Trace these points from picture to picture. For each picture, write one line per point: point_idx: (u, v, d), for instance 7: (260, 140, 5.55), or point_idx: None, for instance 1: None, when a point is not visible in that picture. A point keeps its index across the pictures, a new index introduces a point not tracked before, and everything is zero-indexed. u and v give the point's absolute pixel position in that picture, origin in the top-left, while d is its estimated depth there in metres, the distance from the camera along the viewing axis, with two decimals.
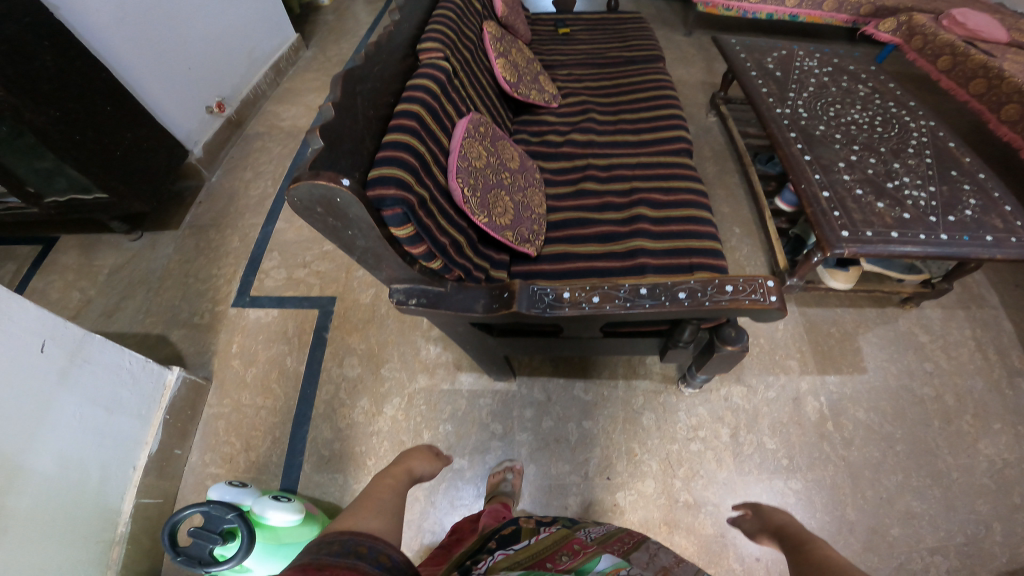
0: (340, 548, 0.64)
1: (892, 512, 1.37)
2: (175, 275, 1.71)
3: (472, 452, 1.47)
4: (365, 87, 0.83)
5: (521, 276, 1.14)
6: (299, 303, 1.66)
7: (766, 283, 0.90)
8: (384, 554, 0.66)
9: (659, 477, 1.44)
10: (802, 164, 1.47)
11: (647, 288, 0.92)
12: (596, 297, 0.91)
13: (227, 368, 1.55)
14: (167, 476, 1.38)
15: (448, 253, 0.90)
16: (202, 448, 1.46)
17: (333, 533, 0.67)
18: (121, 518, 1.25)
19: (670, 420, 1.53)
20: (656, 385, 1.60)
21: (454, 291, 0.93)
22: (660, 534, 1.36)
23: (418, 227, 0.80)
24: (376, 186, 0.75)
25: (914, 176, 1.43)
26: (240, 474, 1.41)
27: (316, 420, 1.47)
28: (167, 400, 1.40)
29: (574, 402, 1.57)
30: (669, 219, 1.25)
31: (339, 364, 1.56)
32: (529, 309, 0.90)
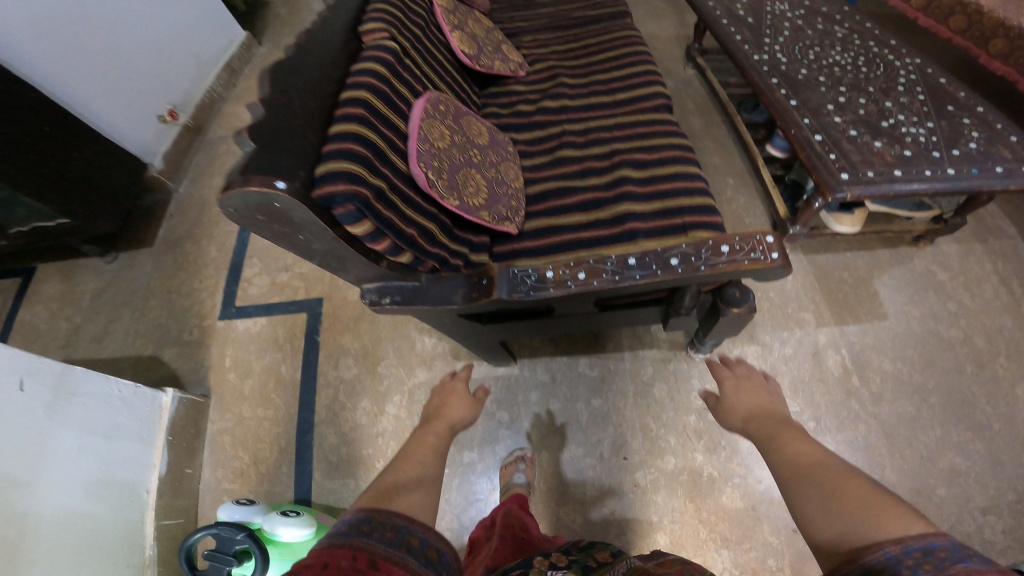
0: (387, 532, 0.68)
1: (928, 470, 1.33)
2: (159, 292, 1.66)
3: (480, 445, 1.47)
4: (299, 78, 0.78)
5: (503, 259, 1.11)
6: (286, 308, 1.60)
7: (764, 240, 0.83)
8: (430, 549, 0.70)
9: (679, 452, 1.43)
10: (789, 109, 1.39)
11: (635, 260, 0.84)
12: (581, 274, 0.85)
13: (224, 382, 1.51)
14: (183, 496, 1.34)
15: (419, 244, 0.84)
16: (212, 463, 1.43)
17: (387, 513, 0.71)
18: (146, 542, 1.22)
19: (683, 389, 1.50)
20: (664, 353, 1.56)
21: (432, 283, 0.88)
22: (688, 510, 1.36)
23: (378, 222, 0.75)
24: (324, 183, 0.70)
25: (909, 113, 1.33)
26: (253, 488, 1.38)
27: (319, 427, 1.43)
28: (168, 421, 1.36)
29: (581, 380, 1.55)
30: (656, 177, 1.18)
31: (336, 366, 1.51)
32: (512, 295, 0.84)
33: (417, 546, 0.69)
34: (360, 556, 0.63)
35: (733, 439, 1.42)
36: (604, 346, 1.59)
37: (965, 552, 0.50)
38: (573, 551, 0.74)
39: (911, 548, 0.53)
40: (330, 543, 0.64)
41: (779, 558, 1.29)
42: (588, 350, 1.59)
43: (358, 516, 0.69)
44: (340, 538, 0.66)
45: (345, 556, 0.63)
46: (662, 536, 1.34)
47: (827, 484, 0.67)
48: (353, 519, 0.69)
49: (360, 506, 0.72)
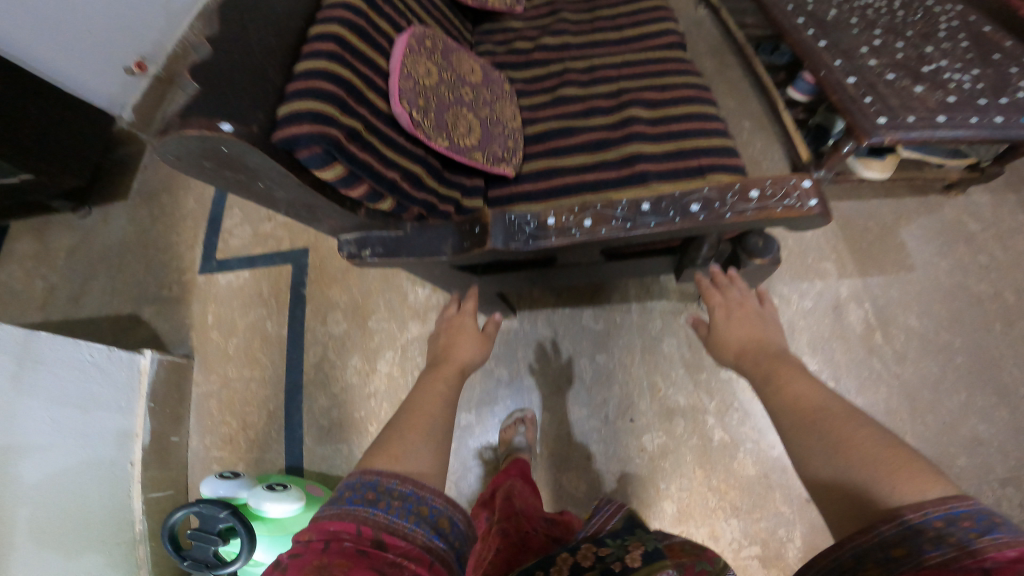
0: (393, 501, 0.64)
1: (949, 438, 1.27)
2: (134, 247, 1.56)
3: (478, 406, 1.41)
4: (255, 12, 0.66)
5: (501, 201, 1.03)
6: (270, 259, 1.47)
7: (801, 184, 0.72)
8: (441, 516, 0.67)
9: (689, 415, 1.36)
10: (818, 52, 1.26)
11: (648, 206, 0.74)
12: (587, 222, 0.75)
13: (207, 342, 1.42)
14: (171, 466, 1.30)
15: (403, 189, 0.74)
16: (200, 431, 1.37)
17: (393, 478, 0.66)
18: (135, 517, 1.18)
19: (695, 344, 1.41)
20: (674, 305, 1.45)
21: (420, 230, 0.78)
22: (698, 476, 1.32)
23: (351, 166, 0.66)
24: (286, 124, 0.61)
25: (952, 60, 1.18)
26: (243, 455, 1.33)
27: (309, 388, 1.36)
28: (148, 386, 1.29)
29: (584, 333, 1.46)
30: (669, 118, 1.06)
31: (324, 322, 1.40)
32: (510, 246, 0.75)
33: (427, 515, 0.65)
34: (365, 532, 0.60)
35: (747, 401, 1.35)
36: (608, 296, 1.49)
37: (991, 522, 0.47)
38: (610, 543, 0.66)
39: (932, 515, 0.48)
40: (334, 517, 0.62)
41: (788, 528, 1.26)
42: (593, 300, 1.48)
43: (364, 482, 0.66)
44: (343, 509, 0.63)
45: (348, 532, 0.60)
46: (669, 504, 1.30)
47: (832, 430, 0.60)
48: (359, 485, 0.66)
49: (367, 469, 0.68)
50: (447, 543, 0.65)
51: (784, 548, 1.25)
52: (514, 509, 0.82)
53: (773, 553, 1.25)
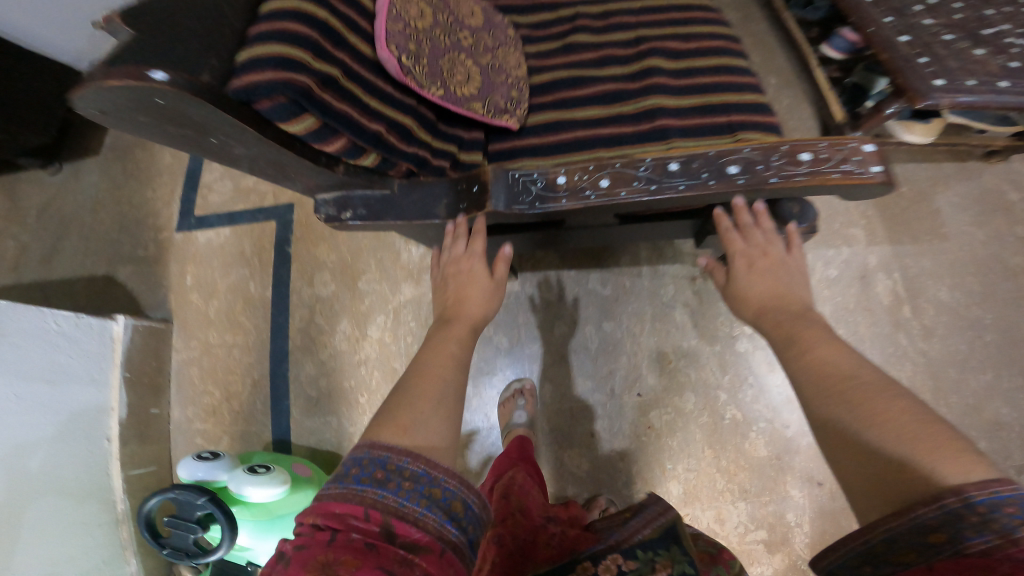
0: (403, 482, 0.57)
1: (973, 422, 1.21)
2: (109, 206, 1.43)
3: (476, 376, 1.34)
4: None
5: (501, 155, 0.92)
6: (252, 216, 1.36)
7: (858, 147, 0.62)
8: (454, 500, 0.59)
9: (700, 390, 1.29)
10: (865, 6, 1.12)
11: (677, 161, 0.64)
12: (604, 179, 0.64)
13: (187, 305, 1.33)
14: (151, 440, 1.26)
15: (388, 142, 0.65)
16: (182, 401, 1.31)
17: (404, 456, 0.59)
18: (115, 496, 1.15)
19: (710, 312, 1.32)
20: (689, 271, 1.35)
21: (408, 191, 0.70)
22: (706, 457, 1.26)
23: (322, 118, 0.57)
24: (245, 71, 0.51)
25: (1016, 23, 1.05)
26: (227, 429, 1.28)
27: (295, 355, 1.28)
28: (122, 355, 1.22)
29: (590, 299, 1.36)
30: (694, 70, 0.94)
31: (311, 283, 1.31)
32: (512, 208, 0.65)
33: (438, 498, 0.58)
34: (373, 516, 0.54)
35: (763, 376, 1.28)
36: (616, 259, 1.38)
37: None
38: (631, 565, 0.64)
39: (975, 499, 0.45)
40: (339, 497, 0.56)
41: (798, 513, 1.22)
42: (599, 262, 1.38)
43: (372, 457, 0.59)
44: (348, 490, 0.56)
45: (354, 515, 0.54)
46: (675, 486, 1.26)
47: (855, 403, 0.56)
48: (366, 461, 0.59)
49: (377, 441, 0.61)
50: (460, 530, 0.58)
51: (792, 533, 1.22)
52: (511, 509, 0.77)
53: (780, 537, 1.22)
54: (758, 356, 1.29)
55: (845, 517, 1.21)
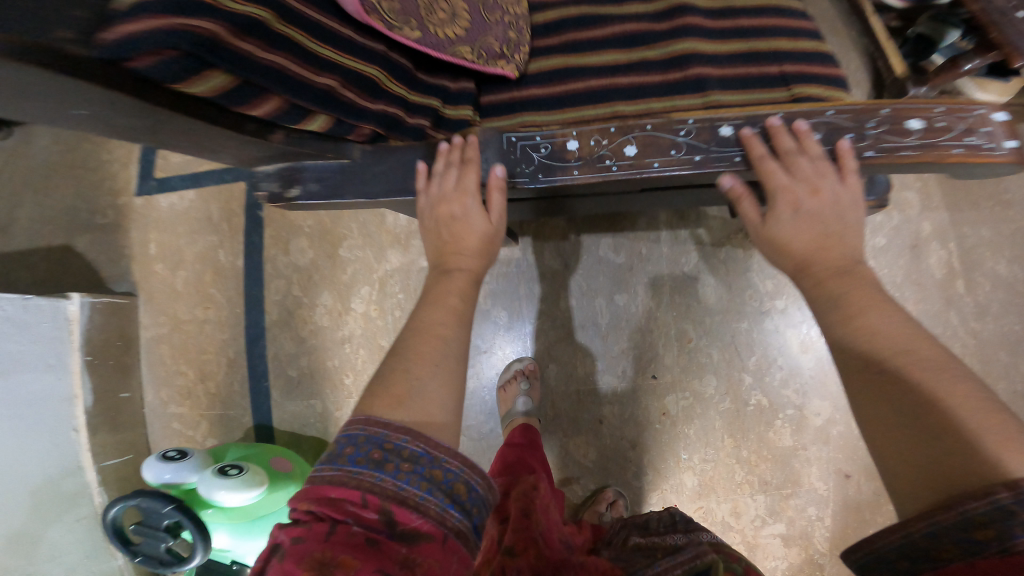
0: (402, 464, 0.49)
1: (1023, 415, 1.09)
2: (64, 170, 1.25)
3: (472, 356, 1.20)
4: None
5: (499, 109, 0.77)
6: (219, 176, 1.20)
7: (989, 115, 0.59)
8: (458, 482, 0.51)
9: (721, 372, 1.17)
10: None
11: (714, 133, 0.62)
12: (629, 149, 0.63)
13: (152, 277, 1.20)
14: (124, 427, 1.16)
15: (345, 99, 0.53)
16: (154, 383, 1.21)
17: (402, 433, 0.50)
18: (92, 489, 1.08)
19: (737, 286, 1.17)
20: (714, 240, 1.18)
21: (366, 164, 0.65)
22: (726, 447, 1.17)
23: (250, 77, 0.45)
24: (116, 20, 0.39)
25: None
26: (204, 413, 1.18)
27: (272, 331, 1.16)
28: (80, 336, 1.09)
29: (601, 268, 1.19)
30: (734, 10, 0.77)
31: (287, 251, 1.17)
32: (515, 180, 0.65)
33: (441, 481, 0.50)
34: (371, 502, 0.47)
35: (793, 359, 1.16)
36: (630, 224, 1.19)
37: None
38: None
39: None
40: (334, 481, 0.48)
41: (821, 507, 1.13)
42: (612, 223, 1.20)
43: (368, 434, 0.50)
44: (341, 473, 0.49)
45: (351, 501, 0.47)
46: (689, 478, 1.17)
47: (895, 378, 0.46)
48: (361, 438, 0.50)
49: (373, 417, 0.52)
50: (466, 514, 0.50)
51: (812, 527, 1.13)
52: (533, 535, 0.67)
53: (799, 532, 1.13)
54: (790, 336, 1.17)
55: (871, 510, 1.12)
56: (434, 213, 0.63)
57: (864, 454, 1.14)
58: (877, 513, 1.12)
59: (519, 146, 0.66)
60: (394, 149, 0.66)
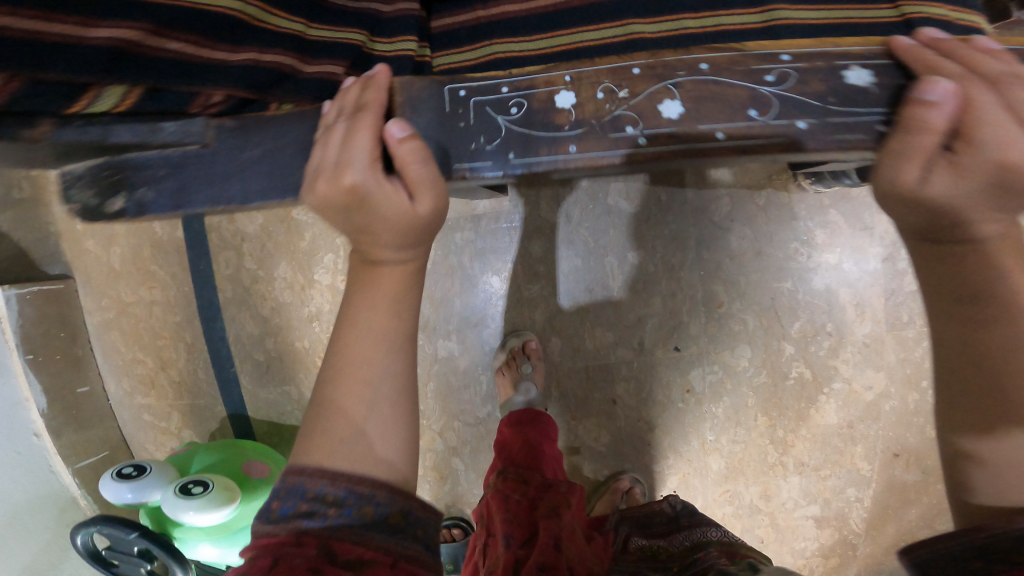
0: (327, 511, 0.40)
1: None
2: None
3: (459, 330, 1.01)
4: None
5: (461, 36, 0.60)
6: None
7: None
8: (396, 510, 0.42)
9: (757, 341, 1.01)
10: None
11: (837, 80, 0.42)
12: (670, 107, 0.43)
13: (87, 255, 1.09)
14: (90, 422, 1.09)
15: (143, 56, 0.42)
16: (115, 372, 1.13)
17: (321, 478, 0.41)
18: (74, 492, 1.00)
19: (778, 238, 0.97)
20: (750, 180, 0.96)
21: (234, 149, 0.51)
22: (759, 426, 1.04)
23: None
24: None
25: None
26: (173, 403, 1.11)
27: (230, 311, 1.05)
28: (15, 335, 0.96)
29: (611, 220, 0.96)
30: None
31: (231, 217, 1.02)
32: (459, 169, 0.47)
33: (375, 517, 0.41)
34: (306, 540, 0.40)
35: (841, 323, 1.00)
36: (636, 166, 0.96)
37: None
38: None
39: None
40: (267, 537, 0.41)
41: (861, 488, 1.05)
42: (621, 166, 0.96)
43: (290, 478, 0.42)
44: (273, 523, 0.41)
45: (287, 543, 0.40)
46: (716, 460, 1.05)
47: (997, 366, 0.38)
48: (284, 491, 0.42)
49: (295, 460, 0.43)
50: (415, 540, 0.42)
51: (849, 508, 1.06)
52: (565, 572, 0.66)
53: (834, 514, 1.06)
54: (843, 294, 1.00)
55: (916, 492, 1.04)
56: (323, 203, 0.44)
57: (916, 432, 1.03)
58: (919, 490, 1.04)
59: (471, 103, 0.47)
60: (273, 118, 0.50)
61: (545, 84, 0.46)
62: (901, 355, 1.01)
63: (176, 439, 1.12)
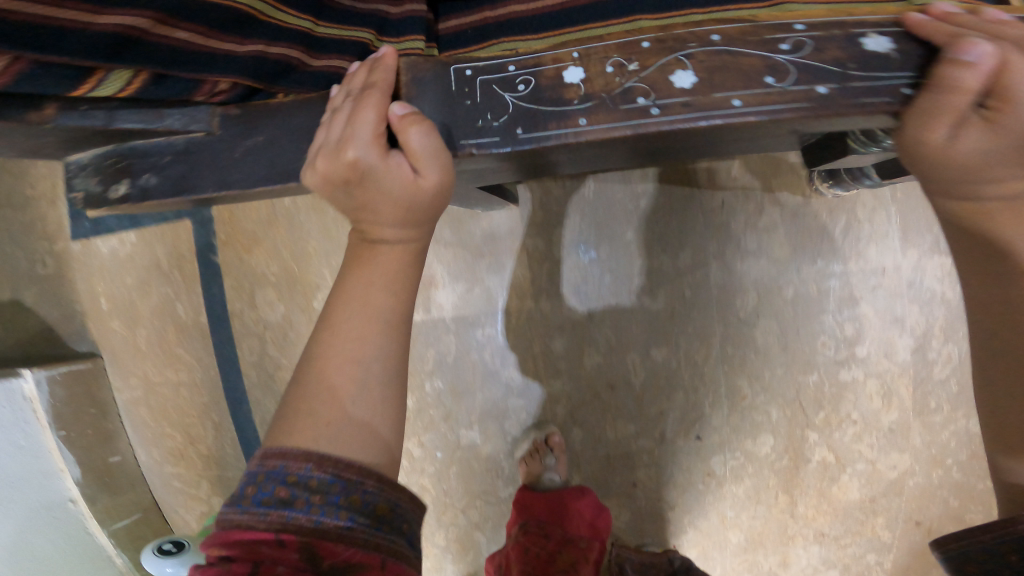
0: (313, 496, 0.39)
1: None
2: (14, 225, 1.20)
3: (481, 419, 1.01)
4: None
5: (467, 37, 0.59)
6: (160, 214, 1.08)
7: None
8: (382, 502, 0.40)
9: (782, 431, 0.98)
10: None
11: (851, 47, 0.40)
12: (683, 77, 0.41)
13: (112, 333, 1.15)
14: (122, 490, 1.15)
15: (149, 41, 0.40)
16: (144, 442, 1.18)
17: (304, 460, 0.39)
18: (110, 551, 1.09)
19: (807, 332, 0.92)
20: (777, 271, 0.90)
21: (232, 141, 0.52)
22: (779, 503, 1.01)
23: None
24: None
25: None
26: (202, 473, 1.15)
27: (256, 393, 1.10)
28: (46, 414, 1.05)
29: (633, 318, 0.92)
30: None
31: (253, 304, 1.06)
32: (464, 146, 0.45)
33: (362, 506, 0.40)
34: (288, 541, 0.37)
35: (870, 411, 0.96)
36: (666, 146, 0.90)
37: None
38: None
39: None
40: (239, 524, 0.38)
41: (881, 553, 1.01)
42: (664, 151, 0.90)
43: (266, 470, 0.40)
44: (244, 517, 0.38)
45: (261, 543, 0.37)
46: (735, 533, 1.02)
47: None
48: (261, 476, 0.40)
49: (274, 447, 0.41)
50: (399, 535, 0.41)
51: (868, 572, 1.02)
52: None
53: None
54: (871, 385, 0.96)
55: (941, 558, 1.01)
56: (322, 178, 0.43)
57: (939, 503, 0.98)
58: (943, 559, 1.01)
59: (478, 83, 0.45)
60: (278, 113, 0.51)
61: (553, 61, 0.43)
62: (926, 438, 0.97)
63: (206, 505, 1.16)
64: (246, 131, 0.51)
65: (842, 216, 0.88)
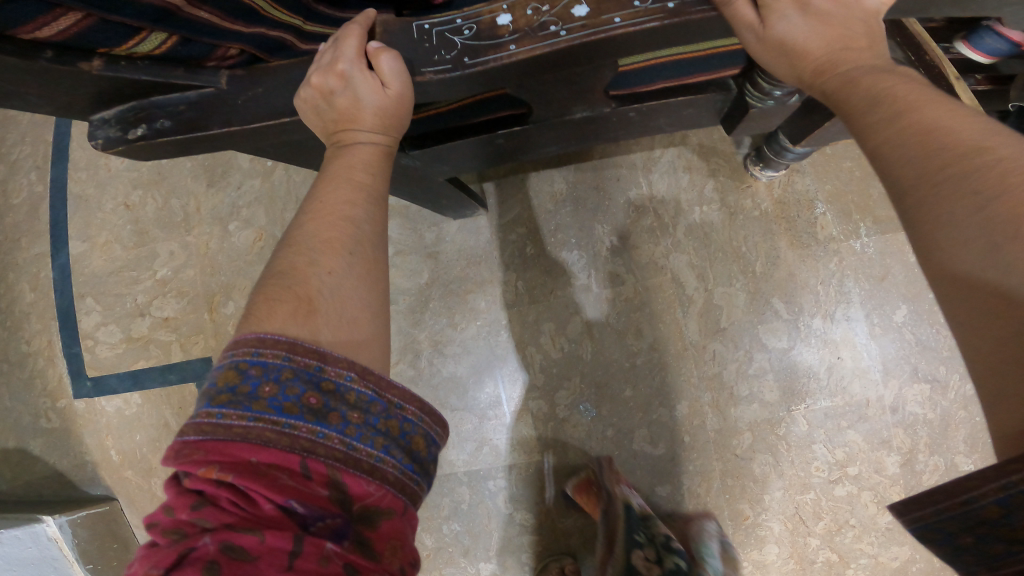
0: (351, 414, 0.41)
1: None
2: (10, 381, 1.21)
3: (500, 551, 1.00)
4: None
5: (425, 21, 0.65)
6: (162, 377, 1.12)
7: None
8: (416, 434, 0.44)
9: (785, 539, 0.93)
10: None
11: None
12: (580, 9, 0.48)
13: (123, 481, 1.14)
14: None
15: (180, 17, 0.47)
16: None
17: (347, 370, 0.42)
18: None
19: (802, 458, 0.93)
20: (771, 410, 0.94)
21: (236, 93, 0.56)
22: None
23: None
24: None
25: None
26: None
27: None
28: (72, 550, 1.09)
29: (638, 462, 0.96)
30: None
31: None
32: (423, 72, 0.52)
33: (398, 434, 0.43)
34: (313, 473, 0.38)
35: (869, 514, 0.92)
36: (591, 156, 1.03)
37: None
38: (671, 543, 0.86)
39: None
40: (262, 437, 0.38)
41: None
42: (639, 284, 0.98)
43: (295, 368, 0.41)
44: (262, 425, 0.38)
45: (286, 470, 0.38)
46: None
47: None
48: (289, 369, 0.41)
49: (301, 342, 0.42)
50: (424, 473, 0.44)
51: None
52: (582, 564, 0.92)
53: None
54: (865, 496, 0.92)
55: None
56: (313, 91, 0.52)
57: None
58: None
59: (435, 32, 0.52)
60: (247, 101, 0.56)
61: (488, 12, 0.51)
62: None
63: None
64: (247, 84, 0.56)
65: (823, 355, 0.93)
